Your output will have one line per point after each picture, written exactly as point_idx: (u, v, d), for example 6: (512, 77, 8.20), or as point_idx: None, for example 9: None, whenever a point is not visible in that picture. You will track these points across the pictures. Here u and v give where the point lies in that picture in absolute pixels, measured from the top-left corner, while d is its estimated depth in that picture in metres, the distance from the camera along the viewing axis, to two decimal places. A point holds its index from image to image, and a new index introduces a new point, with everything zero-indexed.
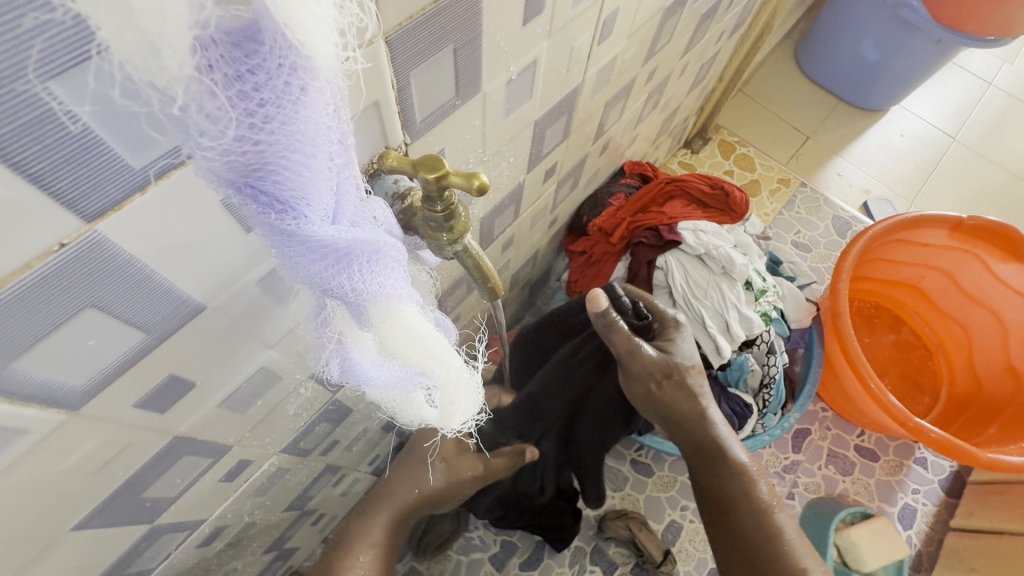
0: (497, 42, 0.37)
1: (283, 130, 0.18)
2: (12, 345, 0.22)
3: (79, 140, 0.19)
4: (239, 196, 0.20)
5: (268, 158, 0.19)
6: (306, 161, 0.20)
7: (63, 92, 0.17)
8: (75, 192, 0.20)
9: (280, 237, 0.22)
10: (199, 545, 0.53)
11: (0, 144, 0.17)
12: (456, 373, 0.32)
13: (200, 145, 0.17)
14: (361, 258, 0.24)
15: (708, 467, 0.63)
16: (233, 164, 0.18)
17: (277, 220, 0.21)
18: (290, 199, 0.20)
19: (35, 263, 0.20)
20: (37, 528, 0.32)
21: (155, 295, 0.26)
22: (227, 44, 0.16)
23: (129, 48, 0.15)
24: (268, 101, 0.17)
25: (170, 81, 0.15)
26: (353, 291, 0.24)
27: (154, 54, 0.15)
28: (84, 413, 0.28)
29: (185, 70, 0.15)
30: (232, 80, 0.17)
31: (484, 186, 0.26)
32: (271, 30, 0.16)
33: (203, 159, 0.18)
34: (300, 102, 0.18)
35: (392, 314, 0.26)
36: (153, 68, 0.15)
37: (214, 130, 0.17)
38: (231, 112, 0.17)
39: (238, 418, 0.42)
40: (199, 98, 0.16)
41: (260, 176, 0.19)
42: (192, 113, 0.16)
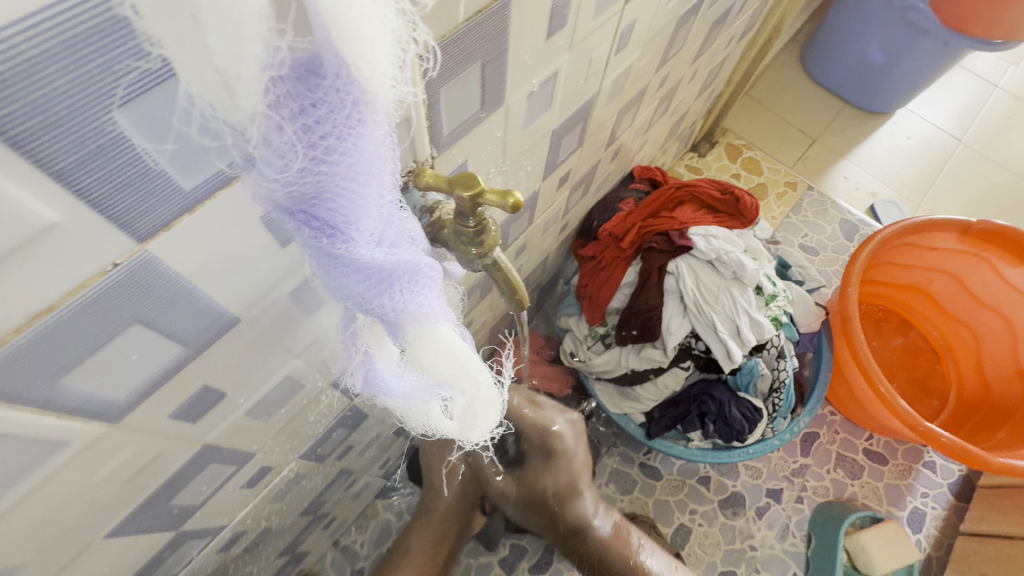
0: (521, 56, 0.37)
1: (343, 160, 0.19)
2: (61, 361, 0.22)
3: (140, 166, 0.19)
4: (294, 220, 0.21)
5: (325, 186, 0.19)
6: (360, 188, 0.20)
7: (132, 120, 0.18)
8: (129, 215, 0.20)
9: (328, 259, 0.22)
10: (218, 550, 0.54)
11: (68, 172, 0.17)
12: (484, 389, 0.32)
13: (265, 178, 0.18)
14: (403, 280, 0.24)
15: None
16: (293, 193, 0.19)
17: (327, 244, 0.21)
18: (341, 224, 0.21)
19: (89, 283, 0.21)
20: (73, 535, 0.32)
21: (196, 309, 0.27)
22: (292, 80, 0.17)
23: (207, 88, 0.15)
24: (330, 133, 0.18)
25: (242, 118, 0.16)
26: (394, 312, 0.25)
27: (228, 91, 0.15)
28: (123, 424, 0.29)
29: (257, 107, 0.16)
30: (298, 114, 0.17)
31: (519, 204, 0.27)
32: (334, 65, 0.17)
33: (265, 190, 0.19)
34: (359, 134, 0.19)
35: (429, 333, 0.26)
36: (229, 105, 0.16)
37: (279, 163, 0.18)
38: (296, 145, 0.18)
39: (262, 426, 0.43)
40: (267, 134, 0.17)
41: (315, 204, 0.20)
42: (262, 149, 0.17)
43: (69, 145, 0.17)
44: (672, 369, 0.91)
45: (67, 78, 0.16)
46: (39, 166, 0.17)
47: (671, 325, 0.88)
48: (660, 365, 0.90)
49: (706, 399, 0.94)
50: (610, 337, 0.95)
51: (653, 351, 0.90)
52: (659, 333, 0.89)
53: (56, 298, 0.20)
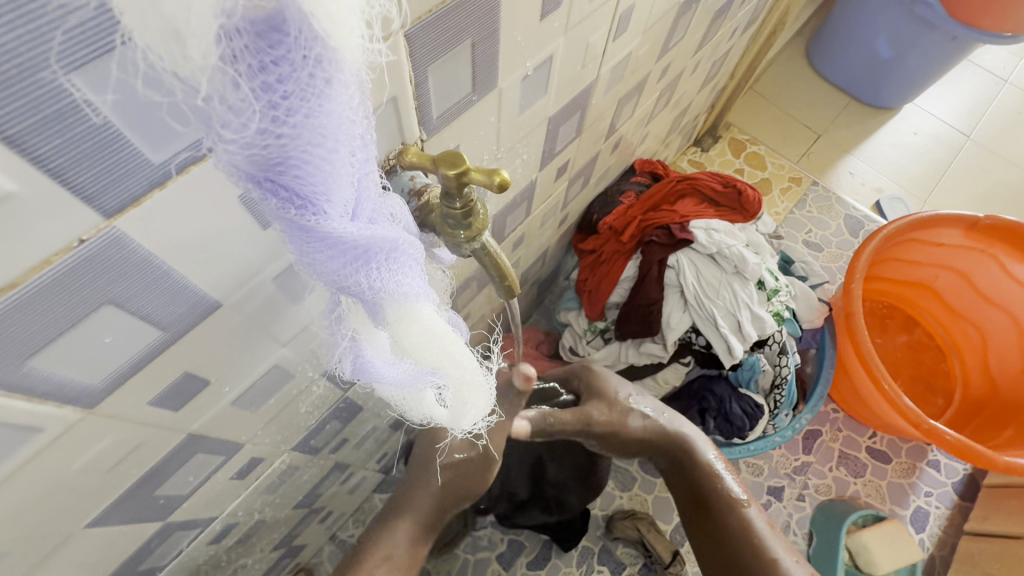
0: (514, 37, 0.36)
1: (307, 123, 0.18)
2: (29, 342, 0.22)
3: (100, 135, 0.18)
4: (260, 191, 0.19)
5: (290, 152, 0.18)
6: (328, 155, 0.19)
7: (85, 84, 0.17)
8: (96, 188, 0.20)
9: (299, 232, 0.21)
10: (209, 543, 0.53)
11: (23, 138, 0.17)
12: (470, 373, 0.31)
13: (223, 138, 0.17)
14: (379, 256, 0.23)
15: (681, 469, 0.69)
16: (255, 158, 0.18)
17: (297, 216, 0.20)
18: (310, 194, 0.20)
19: (55, 260, 0.20)
20: (53, 524, 0.32)
21: (173, 292, 0.26)
22: (251, 35, 0.16)
23: (153, 36, 0.15)
24: (292, 93, 0.17)
25: (193, 71, 0.15)
26: (371, 289, 0.24)
27: (179, 41, 0.15)
28: (100, 411, 0.28)
29: (208, 60, 0.15)
30: (257, 71, 0.16)
31: (505, 183, 0.26)
32: (296, 21, 0.16)
33: (224, 152, 0.18)
34: (324, 96, 0.18)
35: (409, 313, 0.26)
36: (178, 57, 0.15)
37: (237, 123, 0.17)
38: (254, 104, 0.17)
39: (251, 416, 0.42)
40: (222, 89, 0.16)
41: (281, 171, 0.19)
42: (216, 105, 0.16)
43: (19, 109, 0.16)
44: (672, 364, 0.92)
45: (13, 36, 0.15)
46: None
47: (671, 319, 0.87)
48: (660, 360, 0.90)
49: (707, 395, 0.94)
50: (610, 331, 0.94)
51: (653, 345, 0.90)
52: (658, 328, 0.88)
53: (20, 274, 0.19)
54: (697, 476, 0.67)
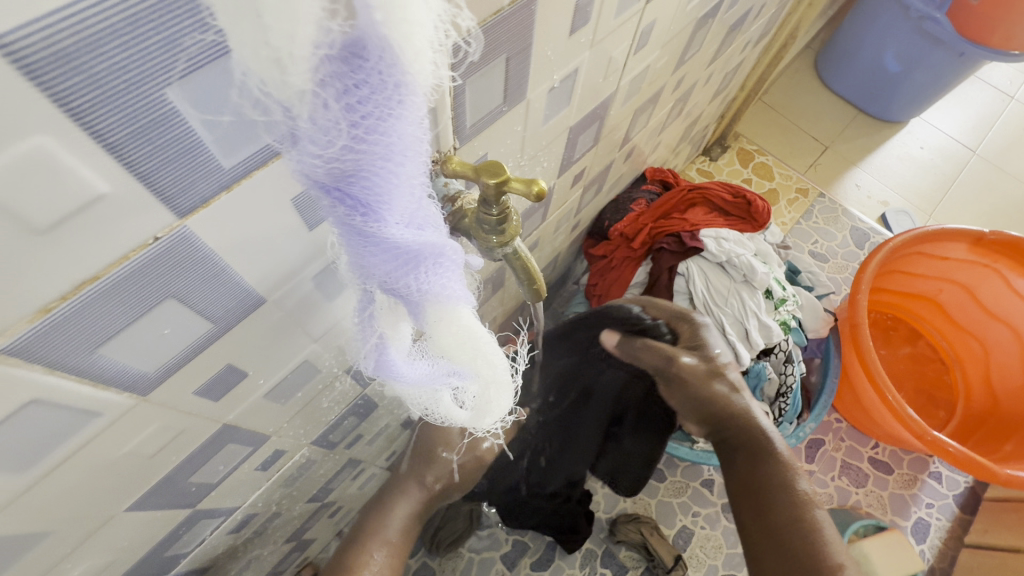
0: (544, 52, 0.38)
1: (381, 139, 0.20)
2: (100, 332, 0.23)
3: (185, 143, 0.20)
4: (329, 198, 0.22)
5: (362, 164, 0.20)
6: (395, 169, 0.21)
7: (182, 98, 0.19)
8: (173, 190, 0.21)
9: (358, 236, 0.23)
10: (229, 532, 0.55)
11: (120, 145, 0.18)
12: (501, 373, 0.32)
13: (307, 151, 0.19)
14: (429, 262, 0.25)
15: (751, 455, 0.58)
16: (331, 170, 0.20)
17: (359, 220, 0.22)
18: (374, 202, 0.22)
19: (131, 255, 0.22)
20: (96, 507, 0.33)
21: (226, 286, 0.28)
22: (338, 61, 0.18)
23: (259, 65, 0.17)
24: (370, 113, 0.19)
25: (292, 95, 0.17)
26: (418, 290, 0.25)
27: (279, 68, 0.17)
28: (150, 398, 0.29)
29: (306, 84, 0.17)
30: (343, 94, 0.18)
31: (542, 193, 0.27)
32: (377, 48, 0.18)
33: (306, 163, 0.20)
34: (397, 115, 0.20)
35: (450, 315, 0.27)
36: (278, 81, 0.17)
37: (321, 139, 0.19)
38: (338, 123, 0.19)
39: (279, 409, 0.44)
40: (313, 110, 0.18)
41: (351, 181, 0.21)
42: (306, 123, 0.18)
43: (120, 117, 0.18)
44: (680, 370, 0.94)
45: (125, 54, 0.17)
46: (92, 137, 0.18)
47: None
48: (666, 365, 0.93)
49: None
50: None
51: None
52: None
53: (100, 268, 0.21)
54: (767, 461, 0.56)
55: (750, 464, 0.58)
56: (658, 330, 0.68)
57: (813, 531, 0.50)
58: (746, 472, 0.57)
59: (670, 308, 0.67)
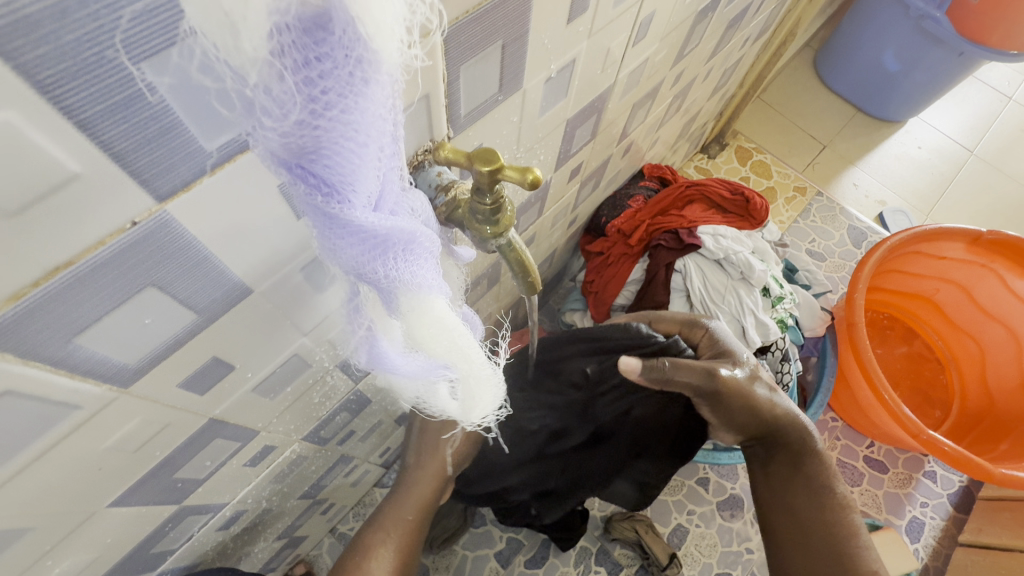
0: (541, 40, 0.37)
1: (342, 117, 0.19)
2: (76, 321, 0.22)
3: (163, 122, 0.19)
4: (291, 177, 0.20)
5: (323, 142, 0.19)
6: (358, 149, 0.20)
7: (155, 72, 0.18)
8: (152, 171, 0.20)
9: (323, 220, 0.22)
10: (218, 529, 0.54)
11: (91, 122, 0.17)
12: (478, 367, 0.31)
13: (263, 125, 0.18)
14: (397, 248, 0.24)
15: (792, 460, 0.57)
16: (289, 146, 0.19)
17: (323, 203, 0.21)
18: (338, 183, 0.21)
19: (108, 240, 0.21)
20: (78, 503, 0.32)
21: (209, 276, 0.27)
22: (299, 32, 0.17)
23: (213, 29, 0.16)
24: (332, 88, 0.18)
25: (245, 62, 0.16)
26: (387, 279, 0.25)
27: (233, 34, 0.16)
28: (132, 391, 0.28)
29: (259, 52, 0.16)
30: (300, 66, 0.17)
31: (538, 181, 0.27)
32: (343, 22, 0.17)
33: (261, 138, 0.19)
34: (361, 94, 0.19)
35: (422, 305, 0.26)
36: (231, 47, 0.16)
37: (277, 112, 0.18)
38: (295, 96, 0.18)
39: (268, 404, 0.43)
40: (268, 81, 0.17)
41: (313, 159, 0.20)
42: (261, 94, 0.17)
43: (92, 93, 0.17)
44: None
45: (94, 24, 0.16)
46: (63, 114, 0.17)
47: None
48: None
49: None
50: None
51: None
52: None
53: (74, 255, 0.20)
54: (812, 468, 0.56)
55: (790, 466, 0.57)
56: (676, 346, 0.60)
57: (853, 534, 0.53)
58: (784, 474, 0.57)
59: (678, 318, 0.63)
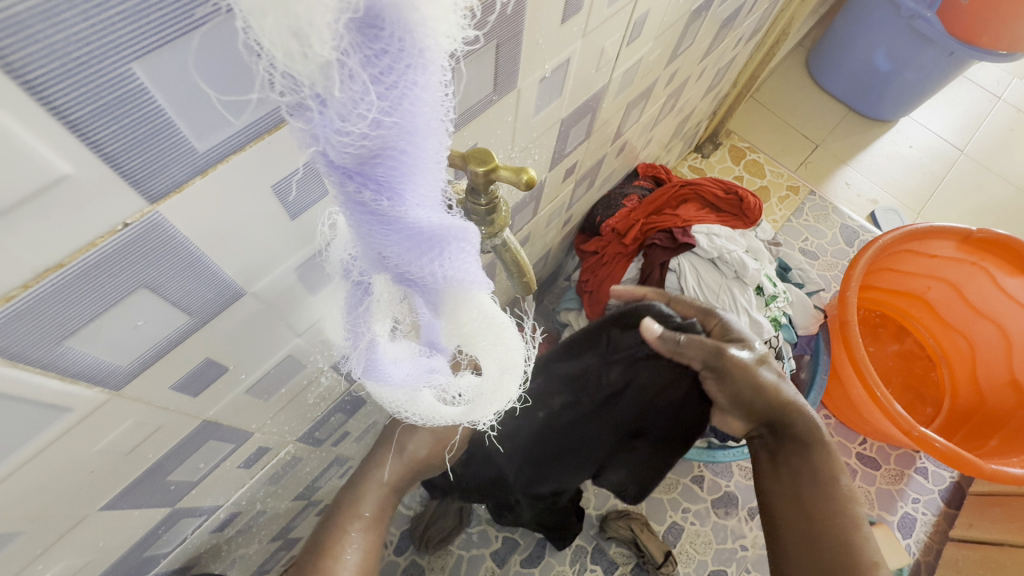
0: (536, 40, 0.37)
1: (404, 114, 0.19)
2: (66, 323, 0.22)
3: (155, 122, 0.19)
4: (349, 181, 0.21)
5: (386, 142, 0.20)
6: (417, 145, 0.20)
7: (146, 74, 0.18)
8: (142, 172, 0.20)
9: (377, 219, 0.23)
10: (212, 531, 0.54)
11: (82, 123, 0.17)
12: (514, 357, 0.30)
13: (330, 129, 0.19)
14: (452, 245, 0.24)
15: (800, 450, 0.56)
16: (356, 149, 0.19)
17: (379, 203, 0.22)
18: (395, 182, 0.21)
19: (99, 242, 0.21)
20: (69, 506, 0.32)
21: (201, 276, 0.27)
22: (360, 28, 0.17)
23: (273, 36, 0.16)
24: (394, 86, 0.18)
25: (311, 68, 0.17)
26: (441, 276, 0.25)
27: (300, 40, 0.16)
28: (124, 393, 0.28)
29: (327, 52, 0.16)
30: (365, 65, 0.17)
31: (532, 181, 0.26)
32: (400, 14, 0.17)
33: (329, 142, 0.19)
34: (421, 89, 0.19)
35: (471, 301, 0.26)
36: (297, 54, 0.16)
37: (347, 115, 0.18)
38: (364, 97, 0.18)
39: (262, 405, 0.43)
40: (335, 84, 0.17)
41: (374, 160, 0.20)
42: (332, 99, 0.18)
43: (83, 93, 0.17)
44: None
45: (86, 24, 0.16)
46: (56, 117, 0.17)
47: None
48: None
49: None
50: None
51: None
52: None
53: (65, 256, 0.20)
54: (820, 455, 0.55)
55: (800, 457, 0.56)
56: (693, 326, 0.59)
57: (860, 529, 0.51)
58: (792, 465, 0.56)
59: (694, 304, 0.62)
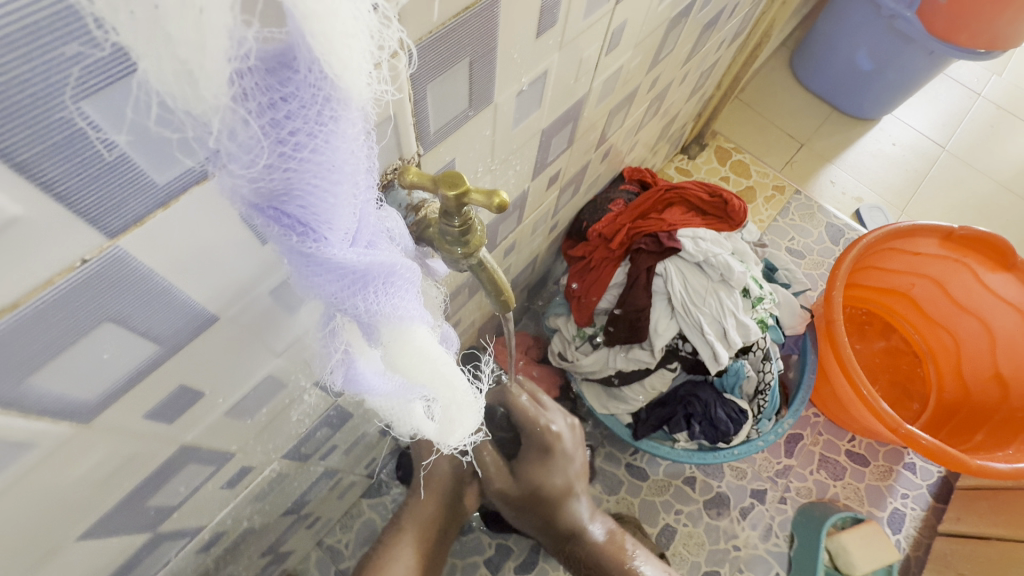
0: (510, 54, 0.37)
1: (313, 156, 0.19)
2: (27, 360, 0.22)
3: (107, 160, 0.19)
4: (262, 217, 0.20)
5: (295, 181, 0.19)
6: (332, 186, 0.20)
7: (94, 113, 0.17)
8: (100, 209, 0.20)
9: (299, 258, 0.22)
10: (198, 551, 0.53)
11: (33, 165, 0.17)
12: (461, 395, 0.30)
13: (232, 170, 0.18)
14: (378, 281, 0.23)
15: None
16: (260, 189, 0.19)
17: (298, 242, 0.21)
18: (312, 222, 0.21)
19: (57, 279, 0.20)
20: (44, 538, 0.31)
21: (170, 306, 0.26)
22: (261, 72, 0.17)
23: (168, 79, 0.15)
24: (300, 129, 0.18)
25: (206, 109, 0.16)
26: (368, 313, 0.24)
27: (191, 83, 0.15)
28: (93, 425, 0.28)
29: (220, 99, 0.16)
30: (266, 109, 0.17)
31: (504, 204, 0.26)
32: (305, 61, 0.17)
33: (231, 182, 0.19)
34: (332, 131, 0.19)
35: (404, 335, 0.26)
36: (191, 98, 0.15)
37: (246, 158, 0.18)
38: (263, 139, 0.18)
39: (244, 426, 0.42)
40: (232, 127, 0.17)
41: (284, 201, 0.20)
42: (227, 140, 0.17)
43: (30, 136, 0.16)
44: (659, 369, 0.93)
45: (28, 66, 0.15)
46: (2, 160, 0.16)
47: (660, 325, 0.89)
48: (647, 366, 0.91)
49: (693, 399, 0.95)
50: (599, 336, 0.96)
51: (642, 351, 0.90)
52: (647, 334, 0.89)
53: (21, 295, 0.19)
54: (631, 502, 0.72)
55: None
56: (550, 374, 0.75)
57: None
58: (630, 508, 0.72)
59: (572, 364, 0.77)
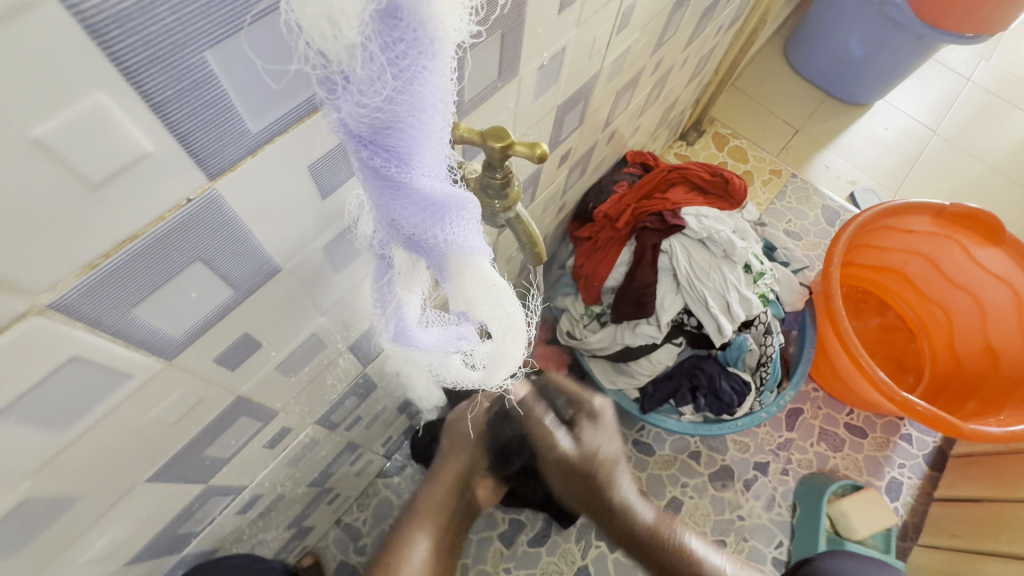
0: (535, 29, 0.40)
1: (416, 93, 0.22)
2: (137, 290, 0.25)
3: (219, 104, 0.22)
4: (365, 149, 0.23)
5: (400, 116, 0.22)
6: (427, 121, 0.23)
7: (216, 60, 0.20)
8: (207, 151, 0.23)
9: (391, 187, 0.25)
10: (237, 513, 0.56)
11: (164, 105, 0.20)
12: (518, 320, 0.33)
13: (352, 102, 0.21)
14: (454, 212, 0.26)
15: None
16: (371, 123, 0.22)
17: (394, 172, 0.24)
18: (407, 153, 0.24)
19: (167, 216, 0.23)
20: (121, 474, 0.34)
21: (246, 253, 0.29)
22: (381, 18, 0.19)
23: (310, 18, 0.19)
24: (408, 68, 0.21)
25: (337, 47, 0.19)
26: (445, 241, 0.27)
27: (332, 25, 0.19)
28: (176, 363, 0.31)
29: (354, 38, 0.19)
30: (385, 48, 0.20)
31: (545, 155, 0.29)
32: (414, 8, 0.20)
33: (349, 114, 0.22)
34: (431, 71, 0.22)
35: (470, 265, 0.29)
36: (328, 37, 0.19)
37: (366, 91, 0.21)
38: (381, 75, 0.21)
39: (289, 382, 0.45)
40: (358, 64, 0.20)
41: (387, 134, 0.23)
42: (354, 76, 0.21)
43: (167, 78, 0.19)
44: (666, 345, 0.95)
45: (174, 17, 0.18)
46: (143, 97, 0.19)
47: (665, 301, 0.92)
48: (654, 340, 0.93)
49: (698, 372, 0.98)
50: (605, 315, 0.99)
51: (648, 327, 0.93)
52: (653, 309, 0.92)
53: (139, 229, 0.22)
54: None
55: None
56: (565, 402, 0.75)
57: None
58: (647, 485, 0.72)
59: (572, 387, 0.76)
